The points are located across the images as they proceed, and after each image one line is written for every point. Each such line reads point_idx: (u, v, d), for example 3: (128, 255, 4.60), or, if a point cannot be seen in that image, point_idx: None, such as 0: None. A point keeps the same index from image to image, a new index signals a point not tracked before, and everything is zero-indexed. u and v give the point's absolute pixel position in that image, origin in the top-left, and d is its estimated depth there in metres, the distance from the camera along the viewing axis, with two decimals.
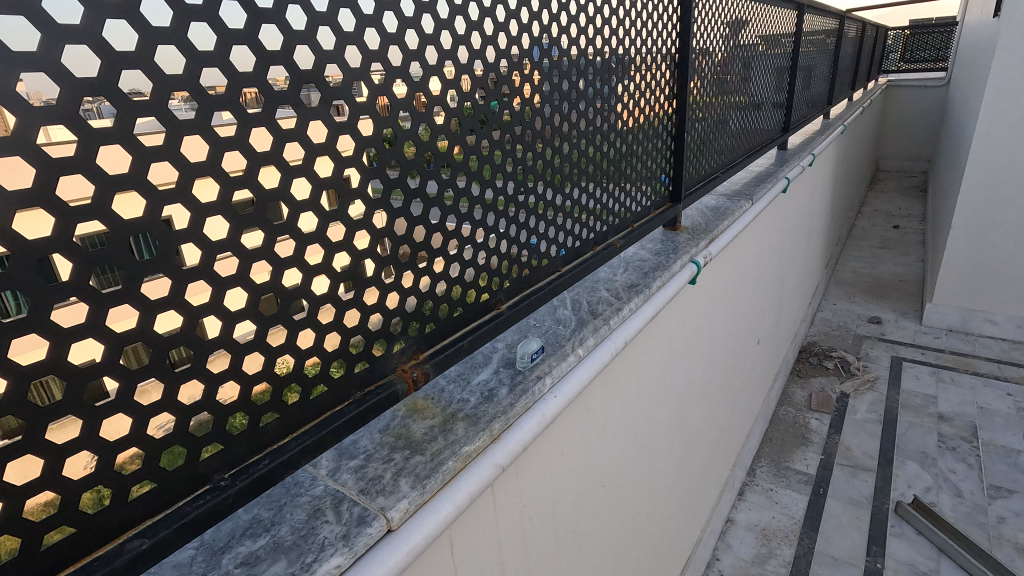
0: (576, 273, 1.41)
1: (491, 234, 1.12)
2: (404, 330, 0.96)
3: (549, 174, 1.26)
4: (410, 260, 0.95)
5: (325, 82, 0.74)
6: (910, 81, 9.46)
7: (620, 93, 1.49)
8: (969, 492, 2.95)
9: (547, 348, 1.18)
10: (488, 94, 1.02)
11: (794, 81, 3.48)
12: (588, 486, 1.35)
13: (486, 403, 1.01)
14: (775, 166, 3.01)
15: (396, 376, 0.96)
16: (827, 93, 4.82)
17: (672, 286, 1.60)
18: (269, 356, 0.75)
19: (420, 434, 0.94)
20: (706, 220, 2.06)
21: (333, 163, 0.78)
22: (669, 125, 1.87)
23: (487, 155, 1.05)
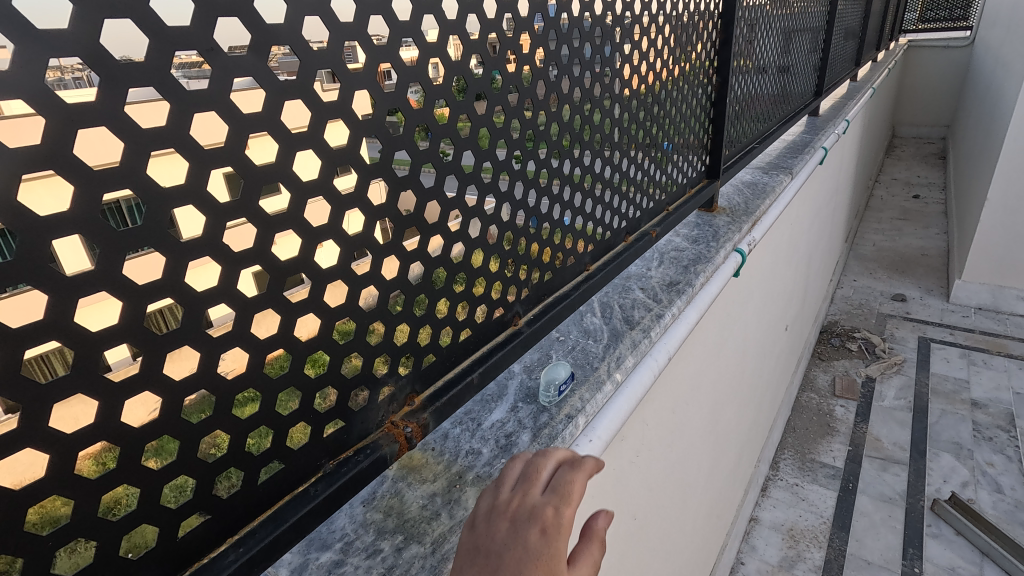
0: (608, 271, 1.15)
1: (506, 230, 0.86)
2: (395, 371, 0.71)
3: (577, 149, 0.99)
4: (402, 277, 0.69)
5: (258, 19, 0.47)
6: (930, 41, 8.99)
7: (662, 49, 1.22)
8: (1009, 487, 2.76)
9: (576, 374, 0.94)
10: (503, 43, 0.75)
11: (829, 38, 3.14)
12: (620, 520, 1.13)
13: (503, 457, 0.77)
14: (810, 134, 2.72)
15: (383, 432, 0.71)
16: (855, 53, 4.47)
17: (716, 282, 1.35)
18: (187, 439, 0.50)
19: (418, 507, 0.70)
20: (744, 199, 1.80)
21: (278, 146, 0.52)
22: (711, 87, 1.58)
23: (503, 126, 0.79)
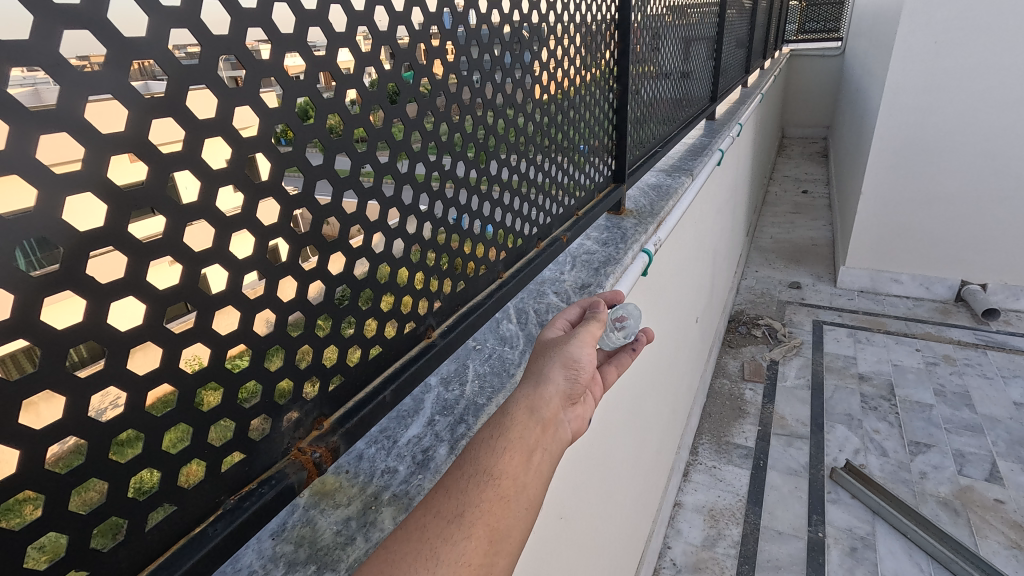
0: (520, 278, 1.16)
1: (412, 243, 0.86)
2: (300, 395, 0.68)
3: (482, 158, 1.01)
4: (302, 298, 0.66)
5: (113, 31, 0.44)
6: (809, 50, 9.91)
7: (563, 59, 1.27)
8: (893, 450, 3.07)
9: (493, 383, 0.95)
10: (399, 57, 0.75)
11: (720, 48, 3.39)
12: (547, 519, 1.14)
13: (421, 473, 0.77)
14: (708, 137, 2.90)
15: (289, 460, 0.68)
16: (745, 60, 4.84)
17: (625, 283, 1.40)
18: (52, 492, 0.45)
19: (331, 535, 0.68)
20: (650, 201, 1.89)
21: (149, 167, 0.48)
22: (612, 94, 1.65)
23: (402, 138, 0.78)
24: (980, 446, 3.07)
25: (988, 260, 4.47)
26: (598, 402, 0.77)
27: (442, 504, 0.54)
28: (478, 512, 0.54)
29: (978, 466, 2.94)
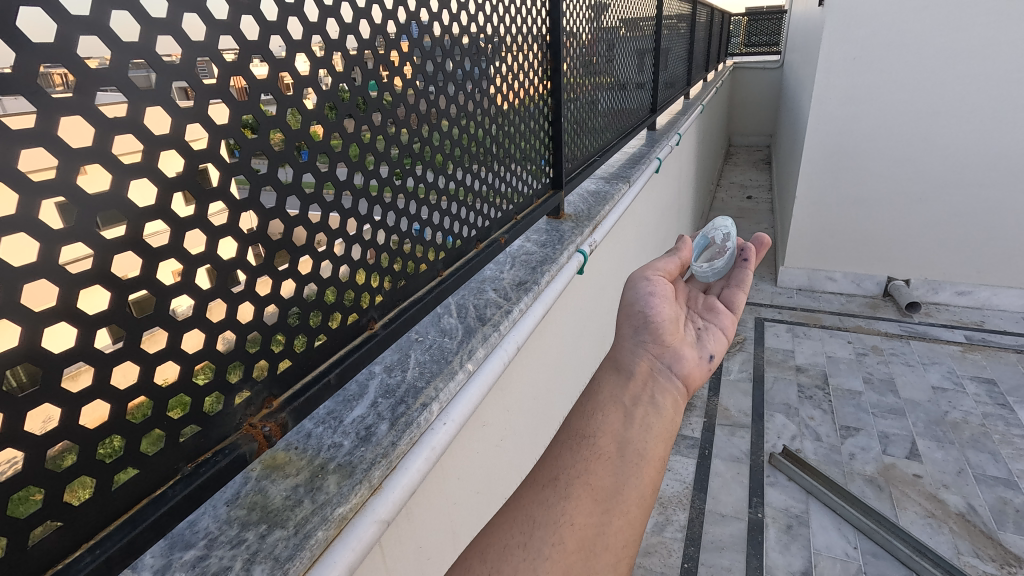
0: (459, 276, 1.28)
1: (354, 243, 0.96)
2: (250, 375, 0.77)
3: (418, 168, 1.13)
4: (250, 289, 0.75)
5: (82, 62, 0.54)
6: (751, 64, 10.45)
7: (491, 76, 1.40)
8: (825, 434, 3.31)
9: (431, 369, 1.05)
10: (335, 78, 0.86)
11: (657, 63, 3.61)
12: (488, 500, 1.25)
13: (363, 446, 0.86)
14: (647, 147, 3.09)
15: (242, 434, 0.77)
16: (686, 74, 5.12)
17: (560, 280, 1.52)
18: (34, 450, 0.53)
19: (280, 499, 0.77)
20: (588, 206, 2.03)
21: (112, 175, 0.57)
22: (546, 108, 1.80)
23: (340, 149, 0.89)
24: (902, 427, 3.35)
25: (909, 258, 4.86)
26: (688, 343, 1.11)
27: (547, 470, 0.86)
28: (573, 474, 0.84)
29: (900, 445, 3.21)
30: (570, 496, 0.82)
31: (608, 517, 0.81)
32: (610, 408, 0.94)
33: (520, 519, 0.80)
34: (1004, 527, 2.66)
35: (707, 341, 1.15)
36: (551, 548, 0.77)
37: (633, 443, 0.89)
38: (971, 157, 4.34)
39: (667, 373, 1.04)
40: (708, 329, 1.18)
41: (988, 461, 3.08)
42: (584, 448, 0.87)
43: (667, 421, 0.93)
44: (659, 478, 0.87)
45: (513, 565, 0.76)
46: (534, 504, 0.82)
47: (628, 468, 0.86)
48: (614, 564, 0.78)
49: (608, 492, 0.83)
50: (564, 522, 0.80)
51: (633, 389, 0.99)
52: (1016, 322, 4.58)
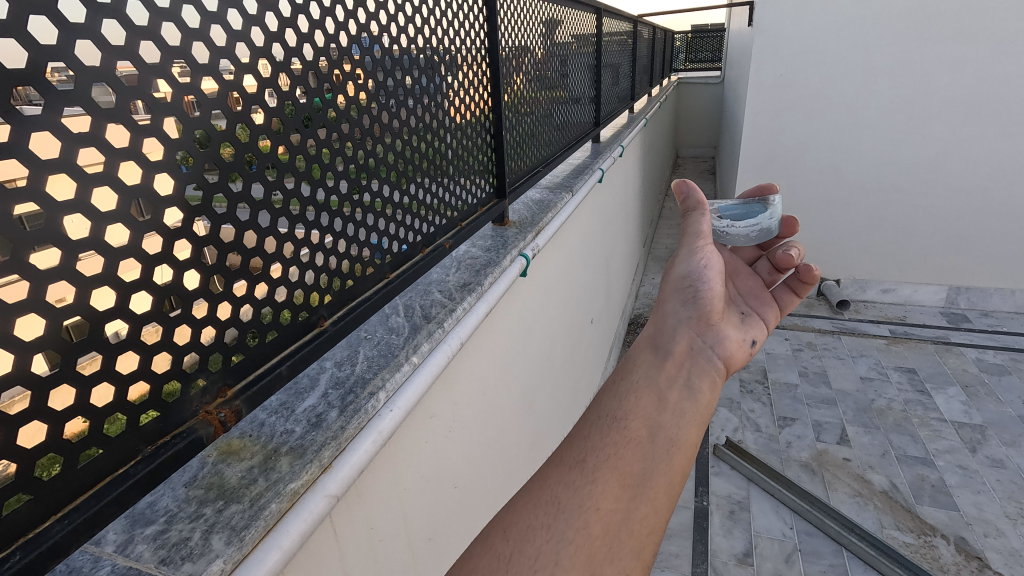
0: (405, 278, 1.37)
1: (302, 246, 1.04)
2: (205, 366, 0.85)
3: (364, 179, 1.22)
4: (204, 287, 0.83)
5: (49, 84, 0.61)
6: (695, 78, 10.97)
7: (432, 93, 1.50)
8: (765, 425, 3.53)
9: (378, 362, 1.14)
10: (281, 95, 0.95)
11: (600, 79, 3.81)
12: (439, 487, 1.34)
13: (314, 431, 0.94)
14: (591, 158, 3.25)
15: (198, 419, 0.84)
16: (629, 88, 5.38)
17: (503, 281, 1.63)
18: (7, 428, 0.60)
19: (236, 479, 0.84)
20: (532, 213, 2.15)
21: (77, 184, 0.64)
22: (488, 122, 1.93)
23: (288, 160, 0.98)
24: (834, 415, 3.61)
25: (838, 259, 5.23)
26: (727, 328, 1.21)
27: (574, 453, 0.85)
28: (602, 457, 0.84)
29: (831, 432, 3.45)
30: (599, 480, 0.81)
31: (636, 503, 0.80)
32: (645, 390, 0.96)
33: (545, 500, 0.79)
34: (922, 501, 2.91)
35: (750, 326, 1.29)
36: (575, 532, 0.75)
37: (666, 427, 0.91)
38: (887, 165, 4.74)
39: (707, 353, 1.11)
40: (749, 316, 1.35)
41: (909, 442, 3.35)
42: (616, 432, 0.88)
43: (702, 404, 0.97)
44: (686, 462, 0.88)
45: (536, 545, 0.74)
46: (560, 485, 0.81)
47: (657, 453, 0.87)
48: (640, 548, 0.77)
49: (637, 477, 0.83)
50: (590, 507, 0.78)
51: (671, 370, 1.03)
52: (933, 316, 4.99)
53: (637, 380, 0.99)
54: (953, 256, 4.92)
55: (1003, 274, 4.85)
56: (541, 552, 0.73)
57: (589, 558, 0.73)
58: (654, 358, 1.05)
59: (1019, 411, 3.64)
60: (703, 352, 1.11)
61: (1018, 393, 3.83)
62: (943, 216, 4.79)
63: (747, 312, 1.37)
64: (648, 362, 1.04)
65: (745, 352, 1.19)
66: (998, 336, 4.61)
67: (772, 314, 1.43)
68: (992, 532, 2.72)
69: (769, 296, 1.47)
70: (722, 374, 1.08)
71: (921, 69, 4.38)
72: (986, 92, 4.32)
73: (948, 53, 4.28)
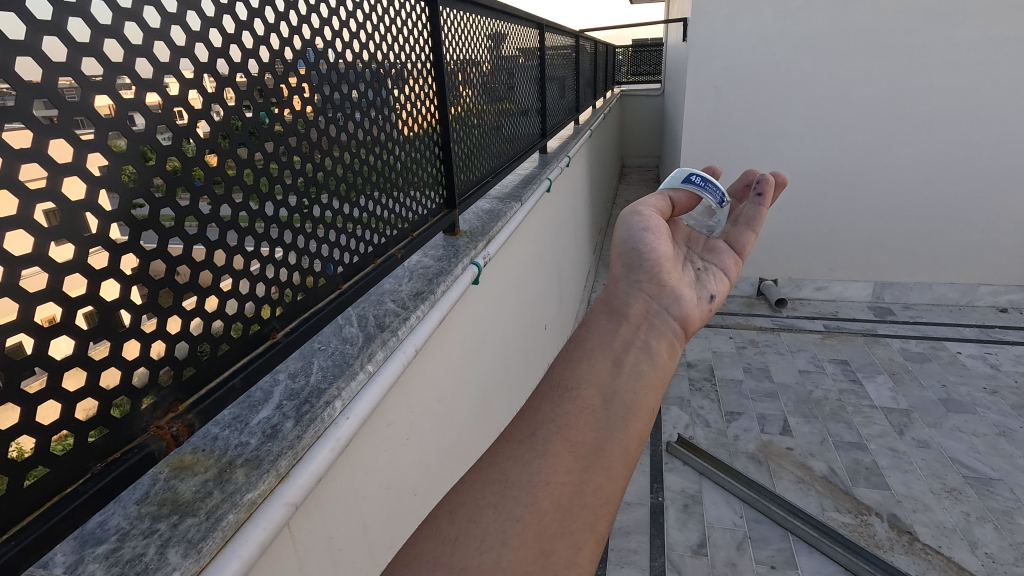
0: (357, 288, 1.38)
1: (253, 259, 1.05)
2: (156, 381, 0.84)
3: (313, 192, 1.23)
4: (154, 301, 0.83)
5: None
6: (637, 91, 11.37)
7: (378, 106, 1.53)
8: (714, 421, 3.68)
9: (332, 372, 1.14)
10: (226, 110, 0.96)
11: (545, 91, 3.92)
12: (398, 493, 1.36)
13: (269, 442, 0.94)
14: (538, 168, 3.33)
15: (150, 435, 0.84)
16: (574, 100, 5.54)
17: (456, 289, 1.66)
18: None
19: (190, 493, 0.84)
20: (482, 223, 2.20)
21: (20, 200, 0.64)
22: (435, 135, 1.97)
23: (236, 175, 0.99)
24: (776, 407, 3.81)
25: (775, 260, 5.52)
26: (680, 286, 1.25)
27: (526, 428, 0.91)
28: (553, 430, 0.89)
29: (774, 423, 3.64)
30: (549, 453, 0.86)
31: (589, 474, 0.86)
32: (599, 359, 1.02)
33: (494, 478, 0.84)
34: (858, 483, 3.11)
35: (707, 281, 1.35)
36: (524, 509, 0.81)
37: (619, 395, 0.96)
38: (815, 170, 5.07)
39: (663, 315, 1.19)
40: (707, 270, 1.39)
41: (845, 429, 3.57)
42: (570, 405, 0.93)
43: (657, 368, 1.03)
44: (640, 429, 0.93)
45: (483, 526, 0.79)
46: (510, 461, 0.86)
47: (610, 422, 0.92)
48: (592, 520, 0.82)
49: (589, 448, 0.88)
50: (539, 481, 0.84)
51: (624, 334, 1.09)
52: (862, 310, 5.34)
53: (589, 348, 1.05)
54: (877, 255, 5.29)
55: (920, 269, 5.25)
56: (488, 532, 0.79)
57: (540, 532, 0.79)
58: (609, 326, 1.11)
59: (939, 394, 3.94)
60: (659, 315, 1.19)
61: (938, 378, 4.15)
62: (866, 217, 5.15)
63: (705, 267, 1.41)
64: (603, 330, 1.10)
65: (701, 310, 1.26)
66: (919, 327, 4.98)
67: (733, 265, 1.44)
68: (920, 507, 2.93)
69: (724, 245, 1.49)
70: (678, 336, 1.16)
71: (839, 83, 4.74)
72: (897, 103, 4.69)
73: (863, 67, 4.64)
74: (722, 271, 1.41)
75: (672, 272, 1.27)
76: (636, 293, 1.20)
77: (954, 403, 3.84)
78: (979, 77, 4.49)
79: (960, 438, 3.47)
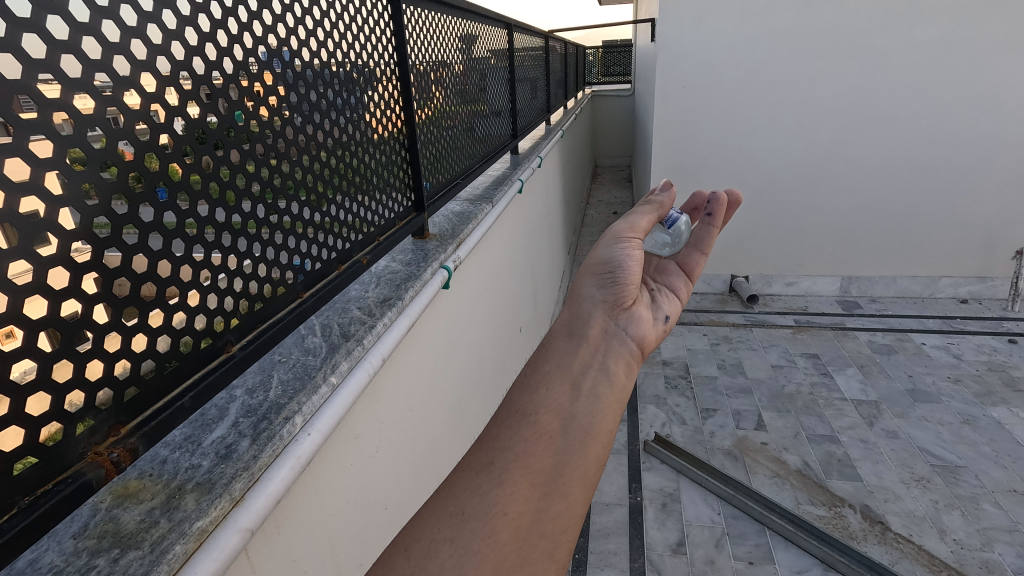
0: (320, 296, 1.32)
1: (202, 268, 0.99)
2: (94, 403, 0.78)
3: (269, 196, 1.17)
4: (88, 318, 0.77)
5: None
6: (608, 92, 11.44)
7: (340, 108, 1.46)
8: (690, 418, 3.70)
9: (293, 385, 1.09)
10: (168, 111, 0.90)
11: (516, 92, 3.88)
12: (368, 509, 1.31)
13: (223, 463, 0.89)
14: (510, 169, 3.30)
15: (86, 462, 0.78)
16: (545, 101, 5.53)
17: (424, 294, 1.61)
18: None
19: (134, 523, 0.78)
20: (452, 225, 2.15)
21: None
22: (402, 137, 1.92)
23: (180, 180, 0.93)
24: (750, 403, 3.86)
25: (746, 257, 5.60)
26: (640, 307, 1.26)
27: (484, 454, 0.88)
28: (511, 458, 0.86)
29: (749, 419, 3.68)
30: (507, 482, 0.84)
31: (547, 501, 0.84)
32: (559, 380, 0.99)
33: (451, 510, 0.81)
34: (831, 475, 3.16)
35: (661, 304, 1.34)
36: (481, 542, 0.78)
37: (578, 419, 0.94)
38: (782, 168, 5.16)
39: (621, 334, 1.16)
40: (660, 294, 1.39)
41: (817, 422, 3.63)
42: (530, 429, 0.91)
43: (615, 390, 1.01)
44: (598, 453, 0.92)
45: (440, 561, 0.76)
46: (466, 491, 0.83)
47: (568, 446, 0.90)
48: (551, 549, 0.81)
49: (546, 474, 0.87)
50: (497, 513, 0.81)
51: (583, 355, 1.06)
52: (831, 304, 5.45)
53: (548, 369, 1.02)
54: (843, 250, 5.41)
55: (885, 263, 5.39)
56: (444, 566, 0.75)
57: (497, 566, 0.77)
58: (567, 346, 1.08)
59: (906, 385, 4.04)
60: (617, 335, 1.16)
61: (904, 369, 4.25)
62: (833, 213, 5.26)
63: (659, 290, 1.41)
64: (560, 350, 1.07)
65: (658, 330, 1.25)
66: (885, 319, 5.11)
67: (684, 287, 1.45)
68: (891, 497, 2.99)
69: (675, 267, 1.49)
70: (636, 356, 1.13)
71: (804, 82, 4.83)
72: (860, 100, 4.81)
73: (826, 66, 4.74)
74: (673, 294, 1.41)
75: (636, 289, 1.27)
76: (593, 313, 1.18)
77: (920, 393, 3.94)
78: (935, 76, 4.63)
79: (927, 428, 3.55)
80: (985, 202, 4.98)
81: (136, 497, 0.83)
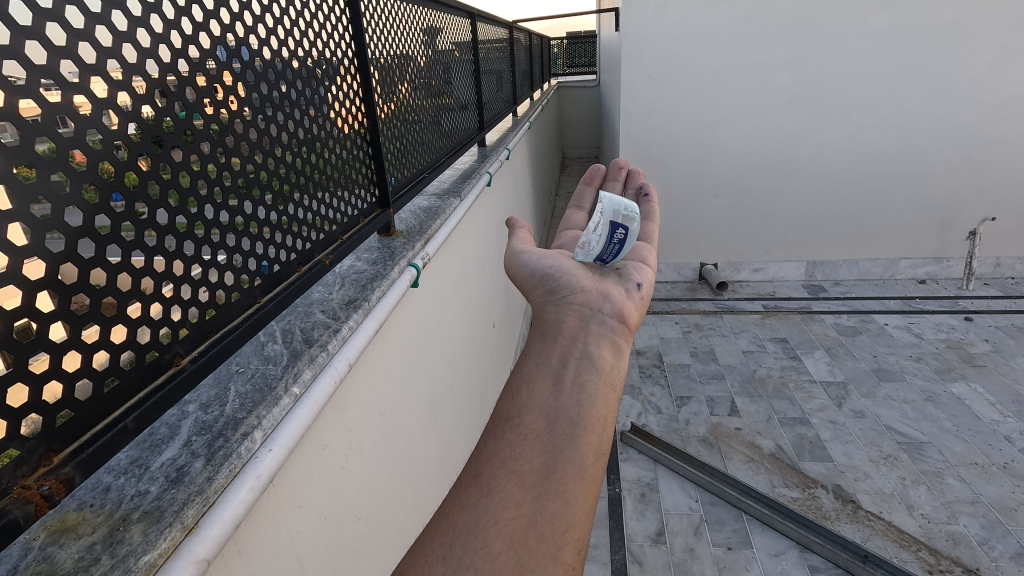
0: (280, 300, 1.24)
1: (144, 275, 0.90)
2: (18, 433, 0.70)
3: (218, 195, 1.08)
4: (8, 336, 0.69)
5: None
6: (573, 83, 11.43)
7: (295, 100, 1.36)
8: (665, 407, 3.73)
9: (252, 398, 1.01)
10: (97, 105, 0.81)
11: (481, 83, 3.80)
12: (339, 523, 1.25)
13: (173, 488, 0.81)
14: (477, 162, 3.22)
15: (12, 499, 0.70)
16: (512, 92, 5.46)
17: (392, 294, 1.54)
18: None
19: (71, 561, 0.70)
20: (419, 221, 2.08)
21: None
22: (364, 133, 1.83)
23: (113, 178, 0.84)
24: (723, 389, 3.90)
25: (714, 245, 5.67)
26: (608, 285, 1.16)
27: (471, 470, 0.85)
28: (497, 465, 0.83)
29: (723, 405, 3.72)
30: (497, 489, 0.81)
31: (542, 502, 0.80)
32: (540, 377, 0.93)
33: (443, 529, 0.79)
34: (803, 457, 3.21)
35: (631, 273, 1.23)
36: (475, 555, 0.75)
37: (565, 412, 0.88)
38: (747, 156, 5.22)
39: (599, 317, 1.06)
40: (629, 264, 1.28)
41: (788, 405, 3.70)
42: (514, 435, 0.86)
43: (603, 375, 0.93)
44: (593, 445, 0.86)
45: None
46: (458, 509, 0.80)
47: (558, 442, 0.85)
48: (553, 551, 0.77)
49: (537, 475, 0.82)
50: (488, 522, 0.78)
51: (561, 348, 0.98)
52: (797, 288, 5.57)
53: (526, 368, 0.95)
54: (807, 235, 5.52)
55: (847, 247, 5.52)
56: None
57: None
58: (545, 342, 1.00)
59: (872, 365, 4.15)
60: (595, 319, 1.06)
61: (869, 350, 4.37)
62: (796, 200, 5.36)
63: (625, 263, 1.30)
64: (536, 349, 0.99)
65: (637, 302, 1.14)
66: (849, 301, 5.24)
67: (651, 253, 1.34)
68: (861, 476, 3.06)
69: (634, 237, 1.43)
70: (621, 335, 1.04)
71: (765, 70, 4.89)
72: (820, 88, 4.89)
73: (787, 54, 4.80)
74: (643, 261, 1.30)
75: (591, 279, 1.18)
76: (564, 305, 1.09)
77: (885, 372, 4.05)
78: (889, 61, 4.73)
79: (892, 406, 3.65)
80: (939, 184, 5.15)
81: (73, 528, 0.75)
